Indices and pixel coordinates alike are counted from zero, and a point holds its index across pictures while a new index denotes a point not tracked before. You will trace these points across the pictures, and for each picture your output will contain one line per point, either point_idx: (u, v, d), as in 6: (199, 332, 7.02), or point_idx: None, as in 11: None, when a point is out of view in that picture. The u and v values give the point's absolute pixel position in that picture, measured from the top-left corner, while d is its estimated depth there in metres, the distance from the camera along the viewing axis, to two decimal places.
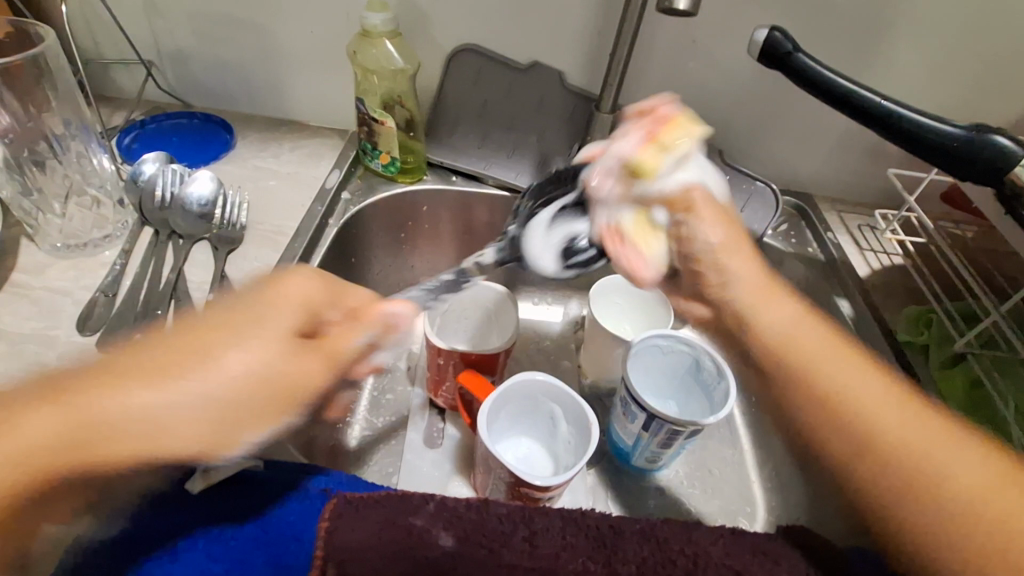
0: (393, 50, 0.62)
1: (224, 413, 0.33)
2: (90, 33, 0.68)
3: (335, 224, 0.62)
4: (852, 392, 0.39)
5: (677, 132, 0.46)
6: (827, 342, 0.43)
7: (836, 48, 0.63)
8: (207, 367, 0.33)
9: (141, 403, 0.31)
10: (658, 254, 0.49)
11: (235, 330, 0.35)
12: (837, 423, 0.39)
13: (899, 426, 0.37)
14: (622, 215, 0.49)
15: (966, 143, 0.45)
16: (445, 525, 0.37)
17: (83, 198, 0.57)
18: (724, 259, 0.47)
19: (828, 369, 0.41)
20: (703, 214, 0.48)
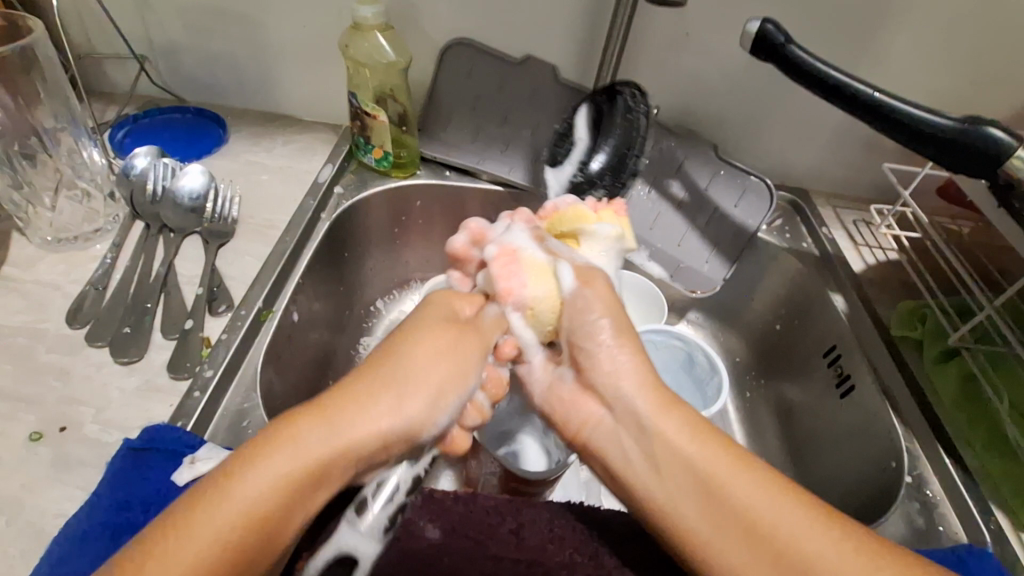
0: (385, 43, 0.62)
1: (448, 387, 0.37)
2: (82, 27, 0.68)
3: (327, 219, 0.62)
4: (765, 517, 0.33)
5: (604, 223, 0.51)
6: (728, 460, 0.35)
7: (830, 40, 0.63)
8: (411, 365, 0.37)
9: (373, 405, 0.34)
10: (540, 296, 0.44)
11: (412, 338, 0.39)
12: (765, 561, 0.32)
13: (833, 562, 0.31)
14: (531, 248, 0.47)
15: (959, 134, 0.44)
16: (431, 518, 0.37)
17: (73, 191, 0.57)
18: (617, 359, 0.41)
19: (740, 494, 0.34)
20: (603, 291, 0.44)
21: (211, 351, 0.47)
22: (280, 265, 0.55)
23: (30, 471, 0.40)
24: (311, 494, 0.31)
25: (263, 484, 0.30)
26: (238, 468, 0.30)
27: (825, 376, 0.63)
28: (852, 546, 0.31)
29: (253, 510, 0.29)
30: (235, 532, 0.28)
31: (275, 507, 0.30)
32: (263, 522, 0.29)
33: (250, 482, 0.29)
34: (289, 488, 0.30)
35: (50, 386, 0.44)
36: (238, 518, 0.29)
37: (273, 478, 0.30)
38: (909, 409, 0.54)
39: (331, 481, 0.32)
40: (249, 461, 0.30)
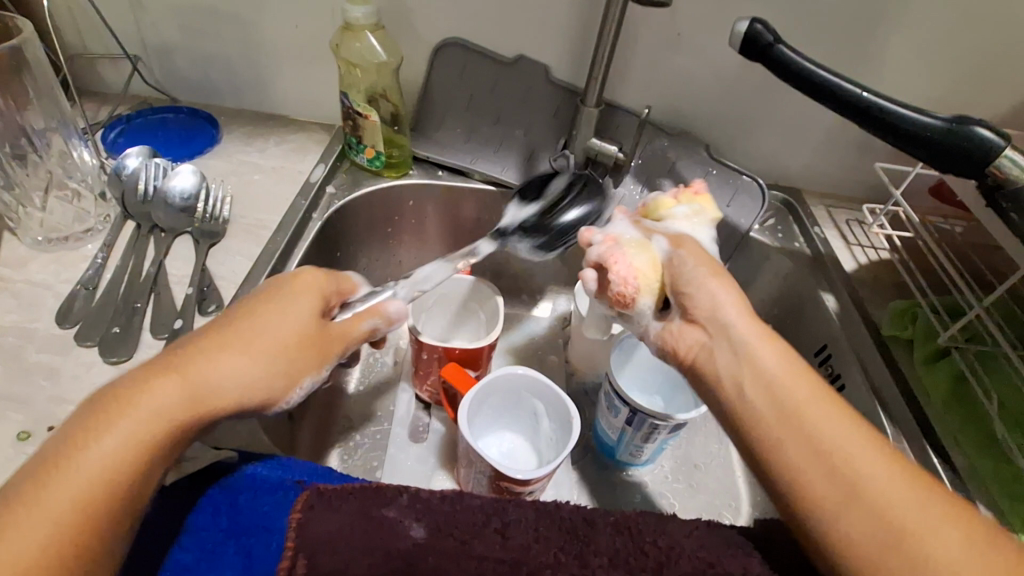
0: (376, 43, 0.62)
1: (289, 365, 0.38)
2: (75, 27, 0.68)
3: (319, 218, 0.62)
4: (846, 449, 0.35)
5: (685, 203, 0.54)
6: (810, 387, 0.37)
7: (822, 41, 0.63)
8: (261, 339, 0.38)
9: (208, 381, 0.35)
10: (642, 263, 0.46)
11: (263, 314, 0.39)
12: (823, 474, 0.34)
13: (888, 486, 0.33)
14: (623, 232, 0.50)
15: (947, 135, 0.45)
16: (417, 517, 0.37)
17: (63, 191, 0.57)
18: (717, 294, 0.42)
19: (816, 416, 0.36)
20: (696, 250, 0.46)
21: None
22: (271, 265, 0.55)
23: (18, 470, 0.40)
24: (155, 464, 0.33)
25: (104, 450, 0.31)
26: (79, 439, 0.31)
27: (816, 375, 0.63)
28: (907, 479, 0.33)
29: (91, 477, 0.31)
30: (79, 500, 0.30)
31: (116, 474, 0.31)
32: (106, 488, 0.31)
33: (91, 451, 0.31)
34: (132, 457, 0.32)
35: (40, 387, 0.44)
36: (81, 484, 0.30)
37: (115, 447, 0.31)
38: (898, 409, 0.54)
39: (168, 453, 0.33)
40: (91, 430, 0.32)
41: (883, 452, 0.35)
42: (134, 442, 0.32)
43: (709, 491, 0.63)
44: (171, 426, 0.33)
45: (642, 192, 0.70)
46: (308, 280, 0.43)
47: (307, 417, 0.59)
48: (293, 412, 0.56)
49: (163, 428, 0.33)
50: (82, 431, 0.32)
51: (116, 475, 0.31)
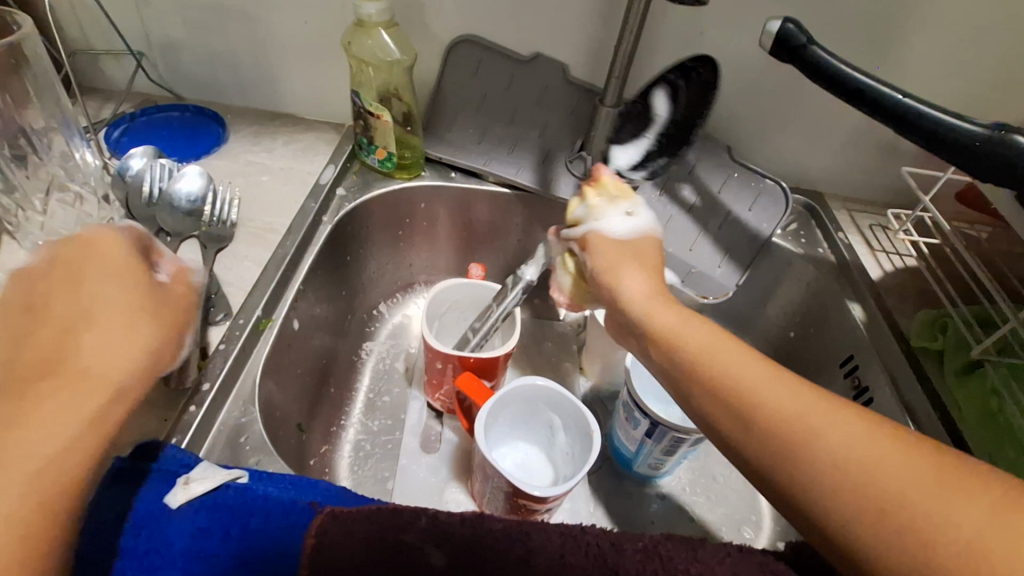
0: (389, 41, 0.59)
1: (170, 318, 0.34)
2: (77, 22, 0.66)
3: (329, 221, 0.60)
4: (741, 377, 0.34)
5: (594, 191, 0.52)
6: (702, 327, 0.38)
7: (850, 42, 0.61)
8: (116, 305, 0.32)
9: (91, 354, 0.29)
10: (564, 284, 0.53)
11: (91, 282, 0.32)
12: (724, 409, 0.34)
13: (781, 395, 0.32)
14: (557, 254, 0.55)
15: (987, 143, 0.42)
16: (439, 544, 0.35)
17: (65, 193, 0.55)
18: (623, 276, 0.44)
19: (710, 351, 0.36)
20: (595, 248, 0.48)
21: (208, 362, 0.45)
22: (280, 271, 0.53)
23: None
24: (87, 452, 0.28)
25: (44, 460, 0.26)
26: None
27: (841, 386, 0.62)
28: (810, 395, 0.32)
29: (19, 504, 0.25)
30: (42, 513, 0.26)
31: (78, 475, 0.27)
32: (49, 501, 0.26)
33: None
34: (84, 450, 0.27)
35: None
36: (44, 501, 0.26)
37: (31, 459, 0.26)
38: (931, 425, 0.52)
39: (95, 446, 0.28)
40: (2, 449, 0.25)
41: (774, 369, 0.34)
42: (53, 443, 0.27)
43: (729, 504, 0.61)
44: (105, 414, 0.28)
45: (659, 195, 0.68)
46: (100, 235, 0.35)
47: (316, 428, 0.57)
48: (301, 422, 0.54)
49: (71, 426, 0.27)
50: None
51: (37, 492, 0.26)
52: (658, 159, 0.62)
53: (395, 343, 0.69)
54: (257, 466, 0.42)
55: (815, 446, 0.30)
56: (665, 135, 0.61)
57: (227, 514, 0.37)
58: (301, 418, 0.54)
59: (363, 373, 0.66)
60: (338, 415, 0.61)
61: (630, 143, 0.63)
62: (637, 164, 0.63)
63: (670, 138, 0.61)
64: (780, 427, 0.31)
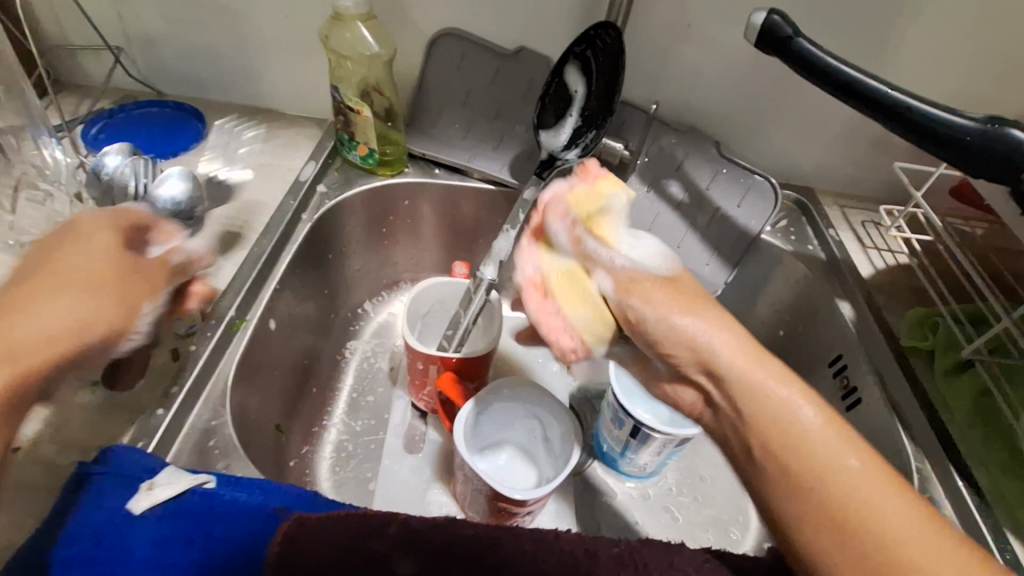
0: (368, 35, 0.58)
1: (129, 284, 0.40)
2: (53, 16, 0.65)
3: (309, 219, 0.59)
4: (841, 474, 0.33)
5: (607, 190, 0.48)
6: (786, 384, 0.37)
7: (841, 35, 0.59)
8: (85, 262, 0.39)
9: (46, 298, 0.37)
10: (585, 323, 0.43)
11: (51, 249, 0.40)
12: (816, 500, 0.33)
13: (855, 478, 0.33)
14: (552, 272, 0.44)
15: (979, 137, 0.41)
16: (406, 551, 0.34)
17: (34, 192, 0.54)
18: (712, 326, 0.39)
19: (810, 439, 0.34)
20: (649, 292, 0.41)
21: (178, 365, 0.44)
22: (256, 270, 0.52)
23: None
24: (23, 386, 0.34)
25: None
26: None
27: (830, 386, 0.61)
28: (907, 509, 0.32)
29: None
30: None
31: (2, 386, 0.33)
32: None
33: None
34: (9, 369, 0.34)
35: None
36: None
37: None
38: (919, 427, 0.51)
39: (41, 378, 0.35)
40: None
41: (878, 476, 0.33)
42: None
43: (716, 504, 0.61)
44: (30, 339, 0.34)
45: (648, 192, 0.67)
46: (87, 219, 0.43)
47: (296, 428, 0.56)
48: (279, 423, 0.53)
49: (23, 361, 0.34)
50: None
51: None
52: (587, 135, 0.59)
53: (380, 342, 0.69)
54: (227, 470, 0.41)
55: (863, 522, 0.31)
56: (588, 110, 0.58)
57: (192, 519, 0.36)
58: (279, 418, 0.53)
59: (346, 373, 0.65)
60: (320, 415, 0.60)
61: (557, 126, 0.60)
62: (569, 142, 0.59)
63: (593, 111, 0.58)
64: (857, 521, 0.32)
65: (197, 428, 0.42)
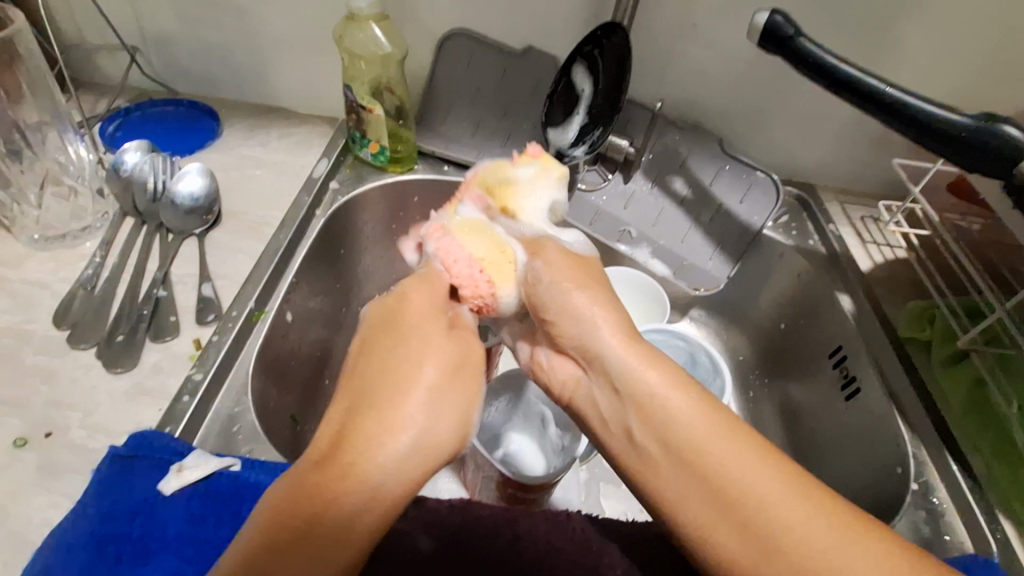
0: (380, 34, 0.60)
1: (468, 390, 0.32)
2: (71, 17, 0.66)
3: (322, 215, 0.61)
4: (743, 485, 0.31)
5: (525, 170, 0.50)
6: (654, 371, 0.35)
7: (841, 34, 0.61)
8: (407, 329, 0.33)
9: (402, 369, 0.31)
10: (477, 249, 0.42)
11: (419, 319, 0.34)
12: (726, 519, 0.31)
13: (728, 459, 0.32)
14: (452, 214, 0.46)
15: (975, 134, 0.43)
16: (424, 529, 0.37)
17: (60, 187, 0.56)
18: (598, 312, 0.38)
19: (702, 448, 0.32)
20: (552, 259, 0.41)
21: (201, 354, 0.46)
22: (273, 264, 0.54)
23: (16, 478, 0.39)
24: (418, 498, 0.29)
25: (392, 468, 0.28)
26: (317, 488, 0.27)
27: (830, 377, 0.62)
28: (818, 506, 0.30)
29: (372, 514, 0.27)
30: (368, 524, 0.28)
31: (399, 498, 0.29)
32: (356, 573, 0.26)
33: (350, 483, 0.27)
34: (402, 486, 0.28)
35: (37, 390, 0.43)
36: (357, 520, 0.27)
37: (385, 484, 0.27)
38: (916, 414, 0.53)
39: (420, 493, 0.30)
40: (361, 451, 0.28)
41: (784, 472, 0.31)
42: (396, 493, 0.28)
43: None
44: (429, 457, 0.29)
45: (652, 187, 0.68)
46: (409, 297, 0.36)
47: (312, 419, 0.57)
48: (295, 413, 0.55)
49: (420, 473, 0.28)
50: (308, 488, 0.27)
51: (359, 547, 0.27)
52: (595, 133, 0.60)
53: None
54: (251, 454, 0.42)
55: (773, 535, 0.30)
56: (595, 107, 0.59)
57: (221, 499, 0.38)
58: (295, 409, 0.54)
59: None
60: None
61: (564, 124, 0.61)
62: (576, 140, 0.61)
63: (601, 108, 0.59)
64: (765, 536, 0.30)
65: (222, 415, 0.44)
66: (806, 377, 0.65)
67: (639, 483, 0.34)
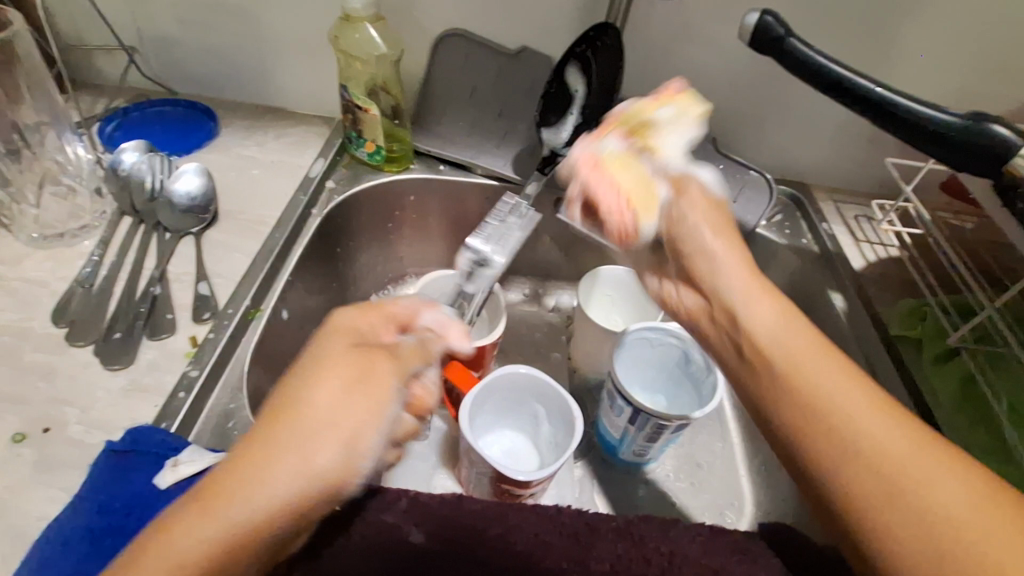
0: (376, 35, 0.60)
1: (364, 424, 0.31)
2: (70, 18, 0.67)
3: (319, 214, 0.61)
4: (830, 394, 0.32)
5: (681, 108, 0.52)
6: (763, 300, 0.39)
7: (833, 34, 0.61)
8: (312, 361, 0.33)
9: (297, 407, 0.30)
10: (625, 182, 0.49)
11: (326, 351, 0.33)
12: (816, 423, 0.32)
13: (820, 371, 0.34)
14: (612, 150, 0.51)
15: (962, 133, 0.43)
16: (417, 521, 0.37)
17: (58, 187, 0.56)
18: (717, 242, 0.43)
19: (799, 359, 0.35)
20: (690, 202, 0.46)
21: (197, 351, 0.46)
22: (269, 262, 0.54)
23: (14, 473, 0.40)
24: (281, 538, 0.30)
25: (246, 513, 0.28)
26: (163, 531, 0.28)
27: None
28: (908, 429, 0.31)
29: (203, 559, 0.27)
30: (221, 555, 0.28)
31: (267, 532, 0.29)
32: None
33: (190, 529, 0.27)
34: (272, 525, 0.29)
35: (35, 387, 0.44)
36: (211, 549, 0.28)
37: (218, 534, 0.27)
38: (906, 411, 0.53)
39: (287, 533, 0.30)
40: (218, 500, 0.28)
41: (875, 398, 0.32)
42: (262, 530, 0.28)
43: (712, 489, 0.63)
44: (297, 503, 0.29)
45: None
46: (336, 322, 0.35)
47: None
48: None
49: (276, 517, 0.29)
50: (154, 530, 0.28)
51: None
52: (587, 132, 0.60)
53: None
54: None
55: (855, 441, 0.31)
56: (587, 107, 0.60)
57: None
58: None
59: None
60: None
61: (557, 124, 0.62)
62: (570, 139, 0.61)
63: (593, 107, 0.60)
64: (852, 444, 0.30)
65: (217, 411, 0.45)
66: None
67: (745, 394, 0.37)
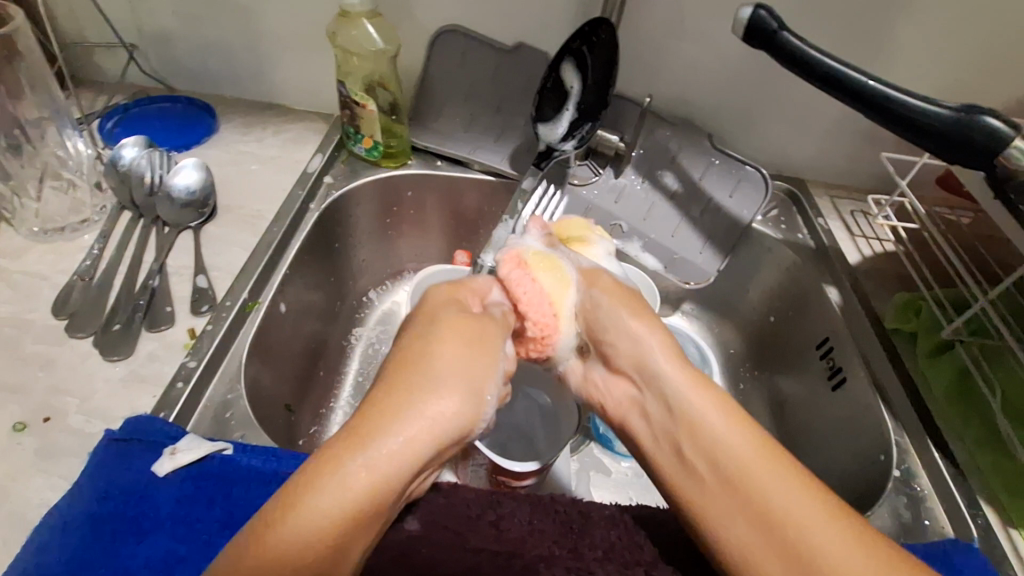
0: (373, 31, 0.61)
1: (477, 373, 0.35)
2: (72, 16, 0.67)
3: (316, 209, 0.62)
4: (773, 495, 0.35)
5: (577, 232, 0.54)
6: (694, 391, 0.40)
7: (828, 30, 0.62)
8: (419, 329, 0.37)
9: (422, 361, 0.35)
10: (552, 290, 0.44)
11: (428, 321, 0.37)
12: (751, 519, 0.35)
13: (763, 474, 0.36)
14: (526, 244, 0.47)
15: (952, 125, 0.43)
16: (412, 510, 0.37)
17: (58, 181, 0.57)
18: (644, 337, 0.42)
19: (750, 463, 0.36)
20: (607, 286, 0.45)
21: (195, 342, 0.47)
22: (267, 256, 0.55)
23: (14, 461, 0.40)
24: (407, 489, 0.33)
25: (372, 466, 0.31)
26: (311, 476, 0.30)
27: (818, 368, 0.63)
28: (847, 528, 0.33)
29: (356, 494, 0.30)
30: (357, 502, 0.30)
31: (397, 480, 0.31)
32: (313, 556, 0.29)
33: (348, 467, 0.30)
34: (404, 472, 0.31)
35: (36, 376, 0.45)
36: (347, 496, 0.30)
37: (374, 474, 0.30)
38: (899, 403, 0.54)
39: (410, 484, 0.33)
40: (357, 446, 0.31)
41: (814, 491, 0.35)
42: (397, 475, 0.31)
43: None
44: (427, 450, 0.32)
45: (643, 182, 0.69)
46: (432, 294, 0.40)
47: (304, 408, 0.58)
48: (289, 402, 0.55)
49: (402, 467, 0.31)
50: (304, 475, 0.30)
51: (352, 519, 0.30)
52: (584, 127, 0.61)
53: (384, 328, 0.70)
54: (243, 439, 0.43)
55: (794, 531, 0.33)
56: (583, 104, 0.61)
57: (213, 482, 0.39)
58: (289, 398, 0.55)
59: (352, 357, 0.67)
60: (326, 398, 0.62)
61: (554, 119, 0.62)
62: (566, 135, 0.62)
63: (589, 103, 0.61)
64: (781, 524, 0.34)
65: (215, 402, 0.45)
66: (794, 369, 0.65)
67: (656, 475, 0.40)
